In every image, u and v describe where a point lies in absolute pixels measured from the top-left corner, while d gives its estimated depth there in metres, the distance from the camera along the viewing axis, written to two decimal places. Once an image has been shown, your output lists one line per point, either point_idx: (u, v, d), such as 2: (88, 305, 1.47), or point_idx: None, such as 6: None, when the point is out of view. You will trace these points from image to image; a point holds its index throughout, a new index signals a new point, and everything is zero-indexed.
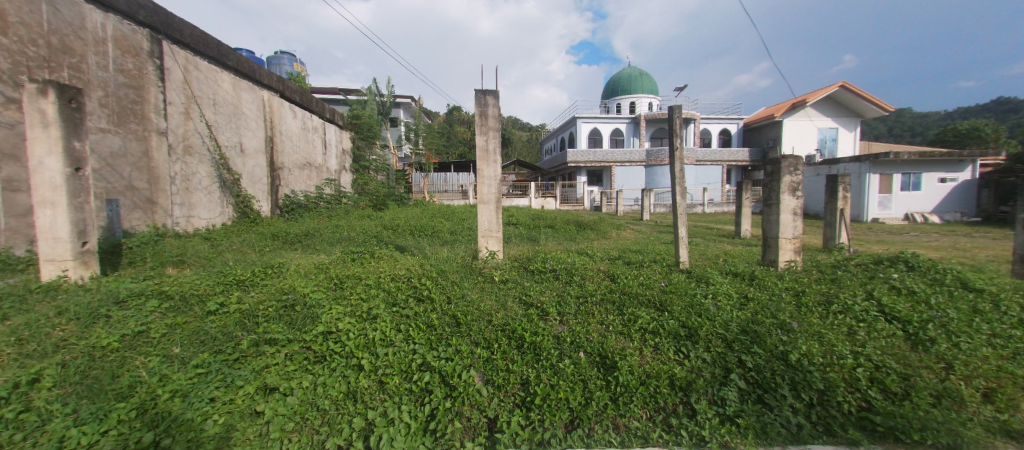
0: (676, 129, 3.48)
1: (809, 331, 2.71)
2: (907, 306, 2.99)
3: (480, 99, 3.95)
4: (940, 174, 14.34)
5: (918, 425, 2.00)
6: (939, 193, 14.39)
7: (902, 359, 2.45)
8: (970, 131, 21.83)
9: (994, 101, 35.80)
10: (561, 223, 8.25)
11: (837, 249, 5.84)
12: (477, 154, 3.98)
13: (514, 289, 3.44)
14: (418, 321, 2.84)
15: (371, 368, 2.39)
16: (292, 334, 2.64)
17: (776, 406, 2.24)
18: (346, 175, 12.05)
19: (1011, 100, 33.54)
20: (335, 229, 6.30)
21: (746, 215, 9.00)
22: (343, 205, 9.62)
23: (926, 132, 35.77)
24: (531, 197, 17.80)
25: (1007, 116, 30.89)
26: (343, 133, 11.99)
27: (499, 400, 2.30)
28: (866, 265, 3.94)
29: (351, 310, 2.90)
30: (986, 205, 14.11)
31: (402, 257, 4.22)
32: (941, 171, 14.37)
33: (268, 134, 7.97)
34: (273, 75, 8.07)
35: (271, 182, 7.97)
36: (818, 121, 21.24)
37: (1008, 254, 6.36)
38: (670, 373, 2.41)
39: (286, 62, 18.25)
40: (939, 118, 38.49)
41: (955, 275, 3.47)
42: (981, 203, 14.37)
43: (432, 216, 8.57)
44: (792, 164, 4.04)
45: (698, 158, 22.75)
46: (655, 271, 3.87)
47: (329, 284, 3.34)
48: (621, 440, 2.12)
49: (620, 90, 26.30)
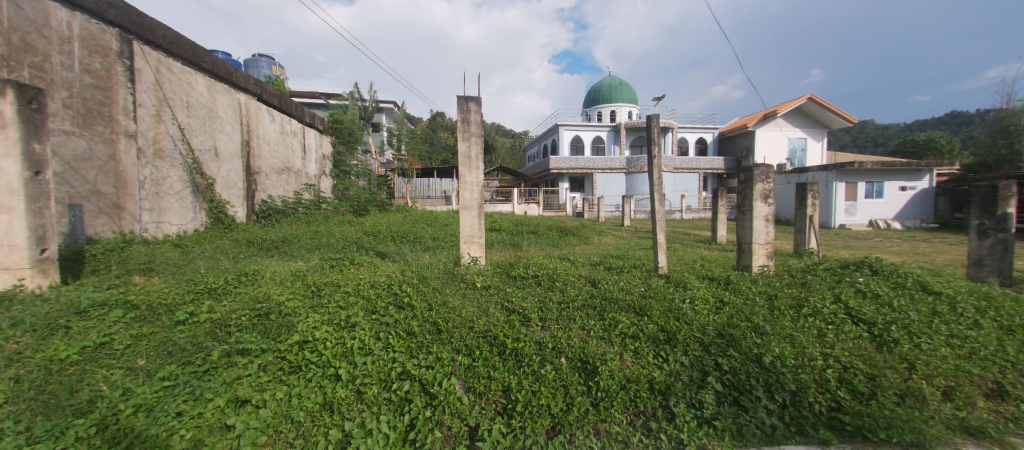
0: (654, 137, 3.54)
1: (782, 333, 2.79)
2: (873, 309, 3.12)
3: (463, 105, 3.95)
4: (902, 183, 15.08)
5: (884, 424, 2.11)
6: (899, 201, 15.14)
7: (868, 360, 2.55)
8: (927, 142, 23.25)
9: (948, 114, 38.31)
10: (543, 229, 8.30)
11: (807, 254, 6.04)
12: (460, 160, 3.98)
13: (496, 296, 3.42)
14: (398, 329, 2.80)
15: (349, 378, 2.33)
16: (266, 343, 2.56)
17: (751, 408, 2.31)
18: (327, 180, 11.83)
19: (964, 113, 35.90)
20: (314, 235, 6.17)
21: (722, 221, 9.27)
22: (323, 211, 9.42)
23: (889, 142, 37.87)
24: (514, 203, 17.94)
25: (961, 128, 33.00)
26: (324, 138, 11.79)
27: (480, 408, 2.28)
28: (835, 269, 4.10)
29: (329, 318, 2.84)
30: (942, 212, 14.93)
31: (383, 263, 4.15)
32: (901, 180, 15.10)
33: (244, 138, 7.76)
34: (251, 78, 7.91)
35: (247, 187, 7.76)
36: (788, 131, 22.07)
37: (962, 258, 6.74)
38: (649, 377, 2.45)
39: (263, 66, 18.04)
40: (901, 130, 40.85)
41: (916, 279, 3.64)
42: (938, 210, 15.14)
43: (413, 222, 8.49)
44: (763, 172, 4.19)
45: (676, 166, 23.38)
46: (635, 276, 3.93)
47: (307, 292, 3.26)
48: (601, 444, 2.12)
49: (602, 98, 26.80)
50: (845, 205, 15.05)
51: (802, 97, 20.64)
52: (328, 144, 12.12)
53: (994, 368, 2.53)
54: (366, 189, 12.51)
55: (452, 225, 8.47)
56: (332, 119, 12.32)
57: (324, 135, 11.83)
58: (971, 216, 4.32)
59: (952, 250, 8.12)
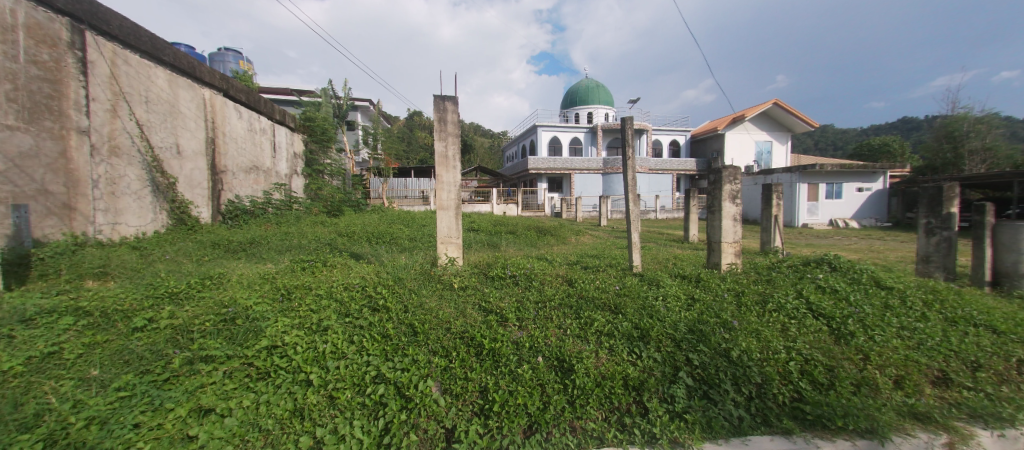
0: (628, 139, 3.61)
1: (748, 328, 2.91)
2: (831, 303, 3.29)
3: (439, 104, 3.92)
4: (858, 184, 15.96)
5: (841, 412, 2.24)
6: (857, 201, 16.02)
7: (827, 352, 2.69)
8: (881, 146, 24.84)
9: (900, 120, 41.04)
10: (522, 229, 8.34)
11: (772, 252, 6.29)
12: (436, 160, 3.94)
13: (473, 296, 3.42)
14: (372, 332, 2.74)
15: (321, 382, 2.27)
16: (231, 350, 2.46)
17: (720, 401, 2.40)
18: (299, 179, 11.43)
19: (915, 119, 38.54)
20: (284, 236, 5.99)
21: (694, 220, 9.56)
22: (295, 211, 9.14)
23: (846, 146, 40.25)
24: (493, 203, 17.99)
25: (912, 133, 35.40)
26: (296, 136, 11.40)
27: (456, 410, 2.27)
28: (797, 266, 4.30)
29: (300, 322, 2.76)
30: (895, 212, 15.92)
31: (357, 265, 4.06)
32: (858, 181, 15.98)
33: (209, 135, 7.41)
34: (216, 72, 7.58)
35: (212, 186, 7.41)
36: (755, 135, 23.01)
37: (909, 255, 7.23)
38: (624, 374, 2.50)
39: (231, 60, 17.36)
40: (859, 134, 43.41)
41: (870, 275, 3.85)
42: (891, 210, 16.18)
43: (390, 223, 8.37)
44: (731, 174, 4.35)
45: (651, 167, 23.96)
46: (610, 275, 4.00)
47: (276, 295, 3.15)
48: (577, 442, 2.14)
49: (579, 100, 27.16)
50: (807, 205, 15.83)
51: (767, 102, 21.63)
52: (301, 142, 11.73)
53: (940, 357, 2.71)
54: (341, 189, 12.20)
55: (430, 226, 8.39)
56: (305, 116, 11.95)
57: (295, 132, 11.44)
58: (919, 215, 4.59)
59: (901, 247, 8.68)
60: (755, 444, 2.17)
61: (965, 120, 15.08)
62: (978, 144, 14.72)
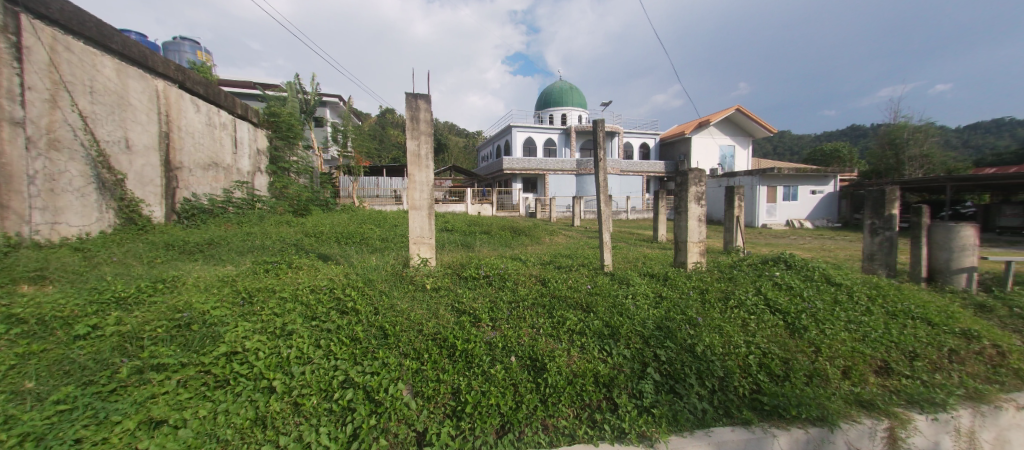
0: (600, 141, 3.68)
1: (712, 324, 3.04)
2: (787, 299, 3.48)
3: (412, 102, 3.85)
4: (812, 187, 16.99)
5: (795, 402, 2.39)
6: (810, 203, 17.04)
7: (783, 345, 2.85)
8: (833, 152, 26.69)
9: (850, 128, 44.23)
10: (496, 229, 8.33)
11: (734, 251, 6.58)
12: (409, 159, 3.87)
13: (446, 297, 3.39)
14: (341, 335, 2.65)
15: (285, 389, 2.17)
16: (186, 357, 2.31)
17: (685, 394, 2.49)
18: (263, 177, 10.91)
19: (863, 127, 41.64)
20: (246, 236, 5.74)
21: (662, 221, 9.88)
22: (257, 211, 8.77)
23: (802, 151, 42.95)
24: (467, 203, 17.90)
25: (860, 140, 38.22)
26: (258, 131, 10.84)
27: (428, 412, 2.24)
28: (756, 264, 4.53)
29: (262, 326, 2.64)
30: (844, 213, 17.11)
31: (325, 266, 3.94)
32: (811, 185, 17.01)
33: (163, 129, 6.96)
34: (171, 63, 7.13)
35: (166, 183, 6.98)
36: (718, 139, 24.08)
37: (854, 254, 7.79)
38: (594, 371, 2.54)
39: (188, 50, 16.64)
40: (814, 140, 46.44)
41: (821, 272, 4.11)
42: (841, 211, 17.42)
43: (360, 223, 8.15)
44: (696, 176, 4.52)
45: (622, 169, 24.50)
46: (582, 274, 4.08)
47: (237, 299, 3.00)
48: (549, 440, 2.18)
49: (553, 101, 27.45)
50: (767, 206, 16.70)
51: (731, 108, 22.72)
52: (264, 138, 11.19)
53: (883, 348, 2.92)
54: (308, 188, 11.79)
55: (400, 226, 8.25)
56: (268, 111, 11.43)
57: (258, 128, 10.90)
58: (865, 216, 4.91)
59: (848, 246, 9.34)
60: (717, 436, 2.28)
61: (905, 128, 16.43)
62: (916, 151, 16.09)
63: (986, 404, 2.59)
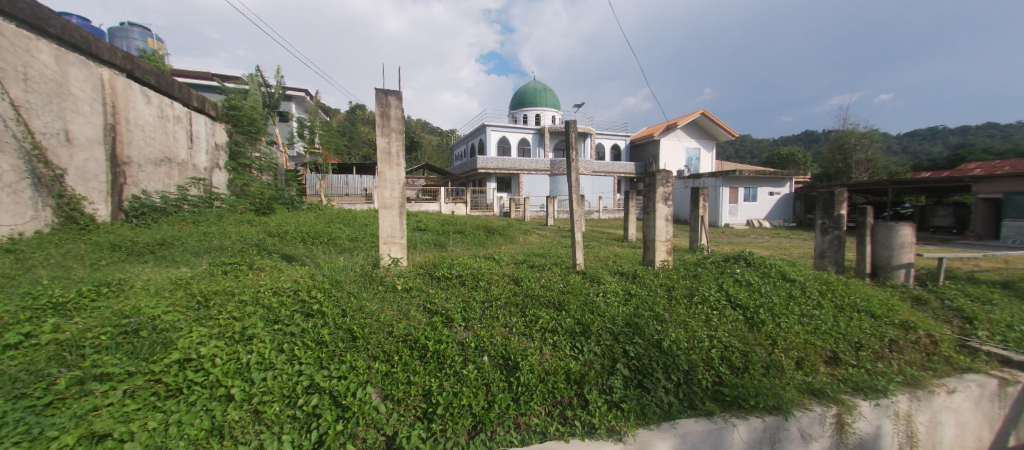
0: (572, 142, 3.73)
1: (677, 320, 3.16)
2: (747, 295, 3.67)
3: (382, 98, 3.76)
4: (770, 189, 17.96)
5: (753, 392, 2.53)
6: (768, 203, 18.01)
7: (743, 339, 2.99)
8: (790, 155, 28.43)
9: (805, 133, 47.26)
10: (470, 229, 8.28)
11: (699, 249, 6.85)
12: (379, 156, 3.79)
13: (418, 297, 3.33)
14: (306, 339, 2.56)
15: (245, 396, 2.07)
16: (134, 365, 2.16)
17: (652, 388, 2.58)
18: (222, 174, 10.29)
19: (816, 133, 44.59)
20: (202, 236, 5.43)
21: (632, 221, 10.15)
22: (215, 209, 8.34)
23: (761, 154, 45.50)
24: (441, 202, 17.71)
25: (815, 145, 40.95)
26: (217, 126, 10.20)
27: (398, 416, 2.20)
28: (720, 262, 4.73)
29: (219, 331, 2.49)
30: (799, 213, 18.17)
31: (289, 267, 3.79)
32: (770, 186, 17.97)
33: (109, 121, 6.48)
34: (117, 50, 6.64)
35: (113, 179, 6.49)
36: (685, 142, 25.05)
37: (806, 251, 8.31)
38: (566, 368, 2.58)
39: (137, 37, 15.56)
40: (773, 145, 49.28)
41: (778, 269, 4.35)
42: (796, 212, 18.47)
43: (328, 222, 7.82)
44: (664, 177, 4.66)
45: (595, 169, 24.96)
46: (555, 273, 4.13)
47: (191, 303, 2.82)
48: (521, 438, 2.21)
49: (528, 101, 27.61)
50: (728, 207, 17.49)
51: (696, 112, 23.68)
52: (224, 132, 10.56)
53: (831, 339, 3.12)
54: (271, 185, 11.31)
55: (370, 225, 8.03)
56: (228, 104, 10.82)
57: (217, 121, 10.30)
58: (818, 216, 5.22)
59: (802, 244, 9.95)
60: (682, 427, 2.37)
61: (853, 135, 17.73)
62: (863, 156, 17.43)
63: (921, 389, 2.83)
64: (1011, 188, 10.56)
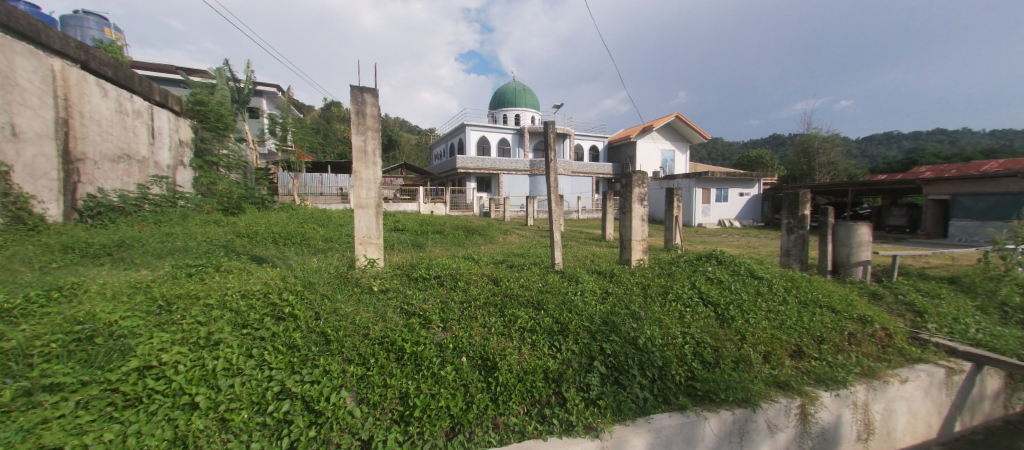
0: (550, 143, 3.76)
1: (652, 317, 3.24)
2: (718, 292, 3.80)
3: (357, 96, 3.69)
4: (740, 190, 18.65)
5: (724, 386, 2.62)
6: (739, 204, 18.70)
7: (715, 335, 3.10)
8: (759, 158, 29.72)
9: (774, 136, 49.47)
10: (450, 229, 8.24)
11: (674, 248, 7.05)
12: (353, 154, 3.70)
13: (395, 299, 3.28)
14: (277, 343, 2.47)
15: (211, 404, 1.98)
16: (89, 374, 2.02)
17: (628, 385, 2.64)
18: (186, 172, 9.78)
19: (784, 136, 46.74)
20: (165, 237, 5.17)
21: (610, 221, 10.34)
22: (179, 208, 7.96)
23: (733, 156, 47.30)
24: (420, 202, 17.54)
25: (782, 148, 42.93)
26: (180, 121, 9.67)
27: (374, 419, 2.17)
28: (693, 260, 4.88)
29: (182, 336, 2.37)
30: (767, 213, 18.95)
31: (260, 269, 3.66)
32: (739, 187, 18.65)
33: (61, 115, 6.09)
34: (70, 40, 6.25)
35: (64, 177, 6.11)
36: (660, 144, 25.71)
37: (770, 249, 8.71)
38: (544, 367, 2.60)
39: (92, 27, 14.69)
40: (744, 147, 51.34)
41: (747, 267, 4.51)
42: (764, 212, 19.24)
43: (301, 222, 7.61)
44: (640, 178, 4.77)
45: (573, 169, 25.23)
46: (534, 272, 4.16)
47: (152, 308, 2.68)
48: (499, 438, 2.21)
49: (508, 101, 27.62)
50: (701, 207, 18.06)
51: (670, 115, 24.26)
52: (188, 128, 10.07)
53: (796, 334, 3.27)
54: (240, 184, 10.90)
55: (347, 225, 7.88)
56: (193, 99, 10.33)
57: (181, 117, 9.82)
58: (784, 215, 5.45)
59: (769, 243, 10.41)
60: (656, 422, 2.44)
61: (816, 139, 18.68)
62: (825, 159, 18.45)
63: (877, 379, 3.00)
64: (959, 189, 11.29)
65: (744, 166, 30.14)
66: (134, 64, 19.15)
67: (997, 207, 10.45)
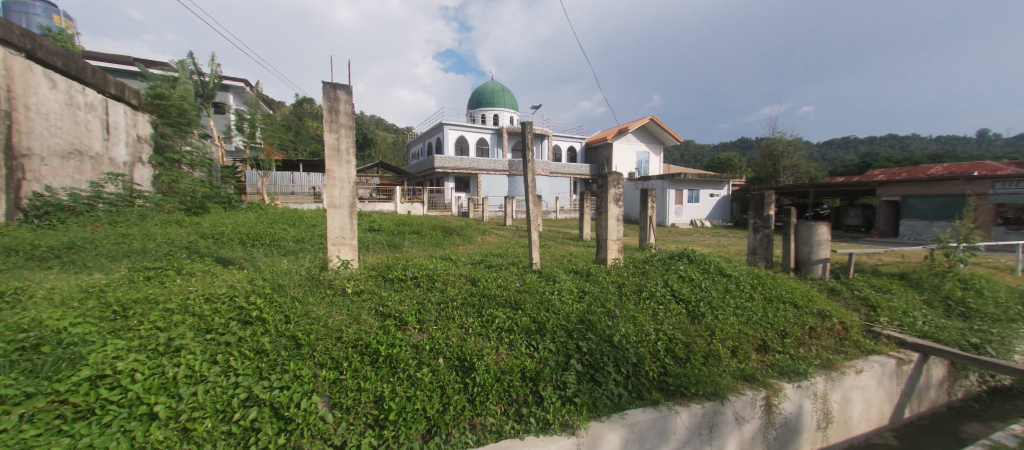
0: (528, 143, 3.78)
1: (627, 315, 3.32)
2: (689, 290, 3.92)
3: (330, 92, 3.60)
4: (710, 191, 19.33)
5: (695, 381, 2.72)
6: (709, 204, 19.36)
7: (686, 331, 3.20)
8: (728, 160, 30.98)
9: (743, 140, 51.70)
10: (427, 229, 8.17)
11: (647, 248, 7.23)
12: (326, 153, 3.61)
13: (370, 301, 3.22)
14: (243, 348, 2.37)
15: (171, 413, 1.89)
16: (32, 385, 1.86)
17: (604, 381, 2.69)
18: (146, 169, 9.26)
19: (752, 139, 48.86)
20: (121, 238, 4.88)
21: (586, 221, 10.50)
22: (137, 208, 7.55)
23: (705, 158, 49.09)
24: (396, 202, 17.33)
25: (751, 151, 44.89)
26: (139, 116, 9.15)
27: (347, 425, 2.13)
28: (665, 259, 5.02)
29: (139, 344, 2.24)
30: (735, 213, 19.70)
31: (225, 271, 3.50)
32: (710, 188, 19.31)
33: (3, 108, 5.65)
34: (13, 26, 5.79)
35: (6, 174, 5.68)
36: (634, 145, 26.32)
37: (736, 248, 9.11)
38: (521, 366, 2.61)
39: (40, 13, 13.85)
40: (716, 150, 53.38)
41: (716, 265, 4.68)
42: (732, 212, 20.00)
43: (269, 223, 7.37)
44: (615, 179, 4.86)
45: (552, 170, 25.43)
46: (512, 272, 4.17)
47: (105, 314, 2.52)
48: (476, 439, 2.21)
49: (486, 101, 27.59)
50: (674, 207, 18.61)
51: (644, 118, 24.87)
52: (146, 124, 9.44)
53: (761, 329, 3.42)
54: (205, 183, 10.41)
55: (320, 225, 7.68)
56: (152, 92, 9.77)
57: (139, 111, 9.30)
58: (751, 216, 5.68)
59: (737, 242, 10.84)
60: (630, 417, 2.50)
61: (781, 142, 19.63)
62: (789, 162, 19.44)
63: (834, 370, 3.18)
64: (909, 190, 12.00)
65: (714, 168, 31.21)
66: (86, 53, 17.94)
67: (942, 208, 11.24)
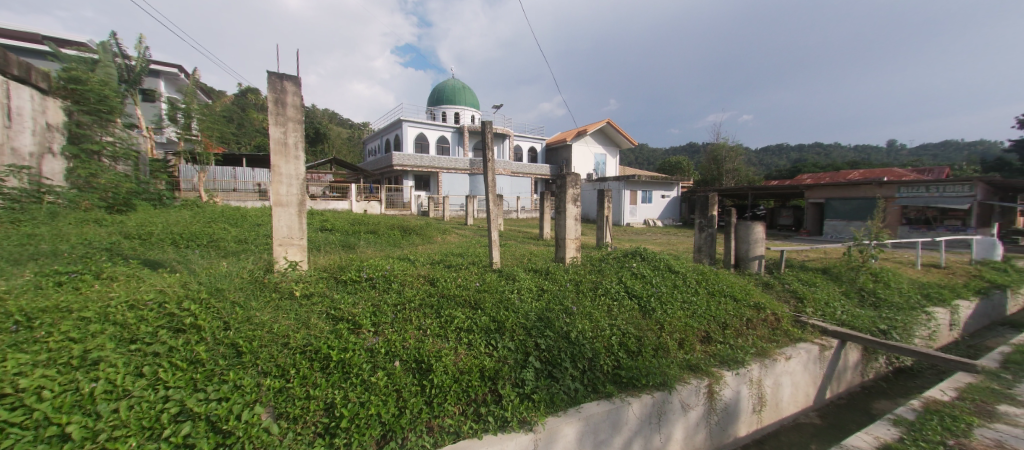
0: (488, 143, 3.79)
1: (583, 312, 3.44)
2: (641, 286, 4.12)
3: (275, 83, 3.40)
4: (662, 192, 20.36)
5: (645, 373, 2.89)
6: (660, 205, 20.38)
7: (638, 326, 3.37)
8: (678, 163, 32.92)
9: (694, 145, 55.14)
10: (384, 228, 7.93)
11: (601, 247, 7.49)
12: (271, 147, 3.40)
13: (321, 304, 3.09)
14: (175, 359, 2.19)
15: (87, 434, 1.68)
16: None
17: (561, 377, 2.77)
18: (58, 162, 8.23)
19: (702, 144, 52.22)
20: (19, 239, 4.27)
21: (546, 220, 10.68)
22: (43, 206, 6.67)
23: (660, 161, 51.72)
24: (352, 200, 16.73)
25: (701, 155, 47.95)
26: (47, 101, 8.09)
27: (294, 435, 2.04)
28: (620, 257, 5.23)
29: (47, 357, 1.97)
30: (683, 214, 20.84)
31: (155, 275, 3.20)
32: (661, 190, 20.33)
33: None
34: None
35: None
36: (592, 148, 27.12)
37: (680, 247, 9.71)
38: (480, 366, 2.62)
39: None
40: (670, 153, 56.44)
41: (666, 262, 4.95)
42: (681, 212, 21.13)
43: (206, 221, 6.80)
44: (573, 180, 4.98)
45: (514, 170, 25.56)
46: (471, 272, 4.16)
47: (4, 325, 2.21)
48: (433, 441, 2.20)
49: (447, 99, 27.24)
50: (628, 208, 19.40)
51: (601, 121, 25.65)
52: (57, 111, 8.44)
53: (705, 321, 3.67)
54: (131, 178, 9.41)
55: (265, 225, 7.21)
56: (66, 75, 8.67)
57: (48, 95, 8.23)
58: (698, 215, 6.03)
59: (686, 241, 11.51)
60: (585, 411, 2.59)
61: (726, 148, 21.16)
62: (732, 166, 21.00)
63: (768, 358, 3.50)
64: (833, 194, 13.32)
65: (666, 171, 33.02)
66: None
67: (858, 209, 12.61)
